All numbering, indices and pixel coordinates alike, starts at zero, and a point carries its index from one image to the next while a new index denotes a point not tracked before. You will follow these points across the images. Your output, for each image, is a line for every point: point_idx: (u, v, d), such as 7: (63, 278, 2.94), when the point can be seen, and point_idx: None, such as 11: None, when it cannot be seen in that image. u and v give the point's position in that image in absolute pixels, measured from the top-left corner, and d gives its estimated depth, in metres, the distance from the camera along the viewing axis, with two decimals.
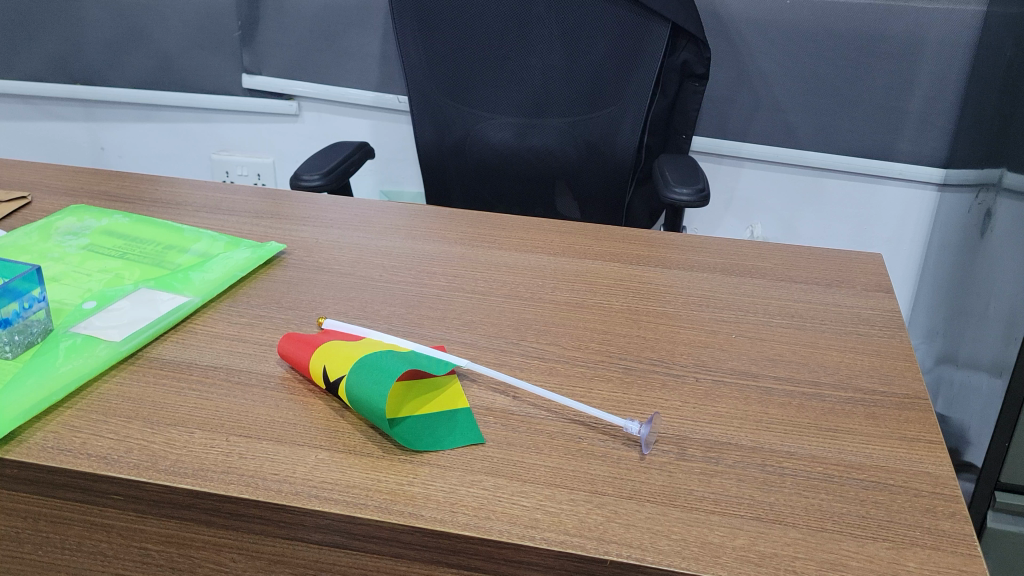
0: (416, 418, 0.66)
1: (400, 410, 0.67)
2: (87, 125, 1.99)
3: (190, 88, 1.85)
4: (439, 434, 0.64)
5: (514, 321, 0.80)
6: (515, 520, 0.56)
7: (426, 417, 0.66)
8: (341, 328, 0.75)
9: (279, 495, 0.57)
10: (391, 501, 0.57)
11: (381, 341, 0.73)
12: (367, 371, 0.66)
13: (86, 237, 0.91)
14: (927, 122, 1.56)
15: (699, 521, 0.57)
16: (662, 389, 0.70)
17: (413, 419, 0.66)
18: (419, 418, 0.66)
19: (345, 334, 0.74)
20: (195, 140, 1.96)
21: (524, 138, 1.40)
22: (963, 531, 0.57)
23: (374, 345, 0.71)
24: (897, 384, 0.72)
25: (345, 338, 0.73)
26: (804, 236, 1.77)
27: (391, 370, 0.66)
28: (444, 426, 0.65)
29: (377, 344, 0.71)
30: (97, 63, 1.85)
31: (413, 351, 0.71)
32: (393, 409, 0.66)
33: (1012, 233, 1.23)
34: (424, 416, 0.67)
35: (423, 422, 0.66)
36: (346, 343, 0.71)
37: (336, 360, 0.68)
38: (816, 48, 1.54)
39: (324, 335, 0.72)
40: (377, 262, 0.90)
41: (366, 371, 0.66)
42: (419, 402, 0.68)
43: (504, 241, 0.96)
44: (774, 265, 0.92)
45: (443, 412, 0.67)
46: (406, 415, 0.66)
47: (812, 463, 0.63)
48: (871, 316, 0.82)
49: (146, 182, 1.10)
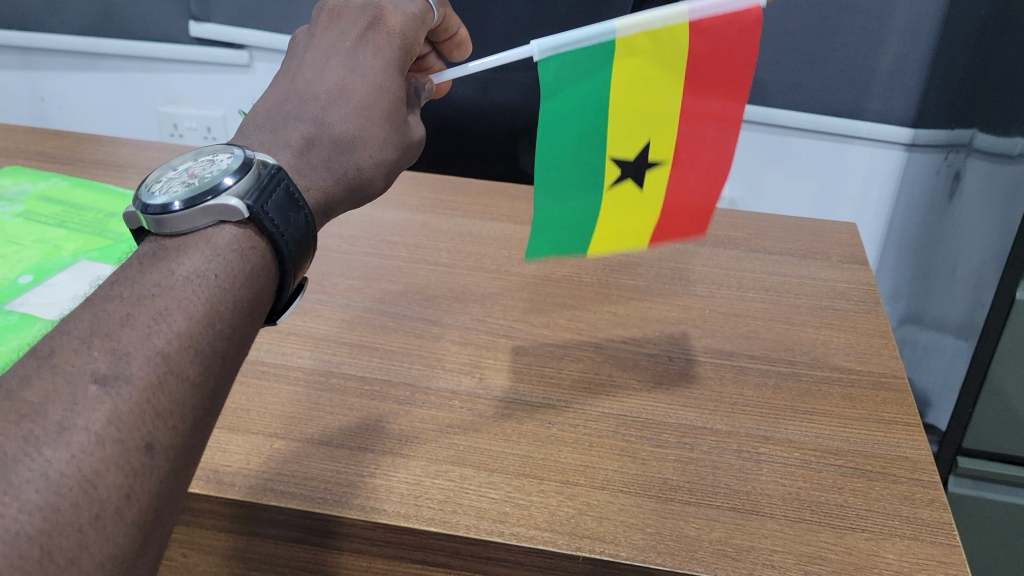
0: (589, 204, 0.64)
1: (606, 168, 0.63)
2: (26, 74, 1.92)
3: (133, 36, 1.76)
4: (560, 240, 0.65)
5: (479, 295, 0.78)
6: (483, 514, 0.53)
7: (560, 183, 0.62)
8: (735, 14, 0.59)
9: (233, 490, 0.54)
10: (351, 494, 0.54)
11: (654, 31, 0.58)
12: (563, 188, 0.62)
13: (21, 204, 0.85)
14: (895, 82, 1.53)
15: (674, 513, 0.54)
16: (635, 368, 0.69)
17: (590, 209, 0.64)
18: (585, 205, 0.64)
19: (722, 41, 0.59)
20: (142, 90, 1.87)
21: (487, 94, 1.28)
22: (942, 519, 0.55)
23: (653, 69, 0.60)
24: (874, 362, 0.70)
25: (711, 54, 0.60)
26: (769, 195, 1.76)
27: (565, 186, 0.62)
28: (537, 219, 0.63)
29: (651, 60, 0.59)
30: (36, 8, 1.77)
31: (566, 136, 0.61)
32: (635, 205, 0.65)
33: (980, 195, 1.21)
34: (583, 197, 0.63)
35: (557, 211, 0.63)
36: (698, 81, 0.60)
37: (700, 127, 0.62)
38: (787, 3, 1.49)
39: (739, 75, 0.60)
40: (334, 231, 0.87)
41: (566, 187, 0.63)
42: (579, 143, 0.61)
43: (468, 208, 0.93)
44: (747, 235, 0.90)
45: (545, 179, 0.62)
46: (598, 208, 0.64)
47: (788, 449, 0.61)
48: (847, 290, 0.81)
49: (87, 141, 1.04)
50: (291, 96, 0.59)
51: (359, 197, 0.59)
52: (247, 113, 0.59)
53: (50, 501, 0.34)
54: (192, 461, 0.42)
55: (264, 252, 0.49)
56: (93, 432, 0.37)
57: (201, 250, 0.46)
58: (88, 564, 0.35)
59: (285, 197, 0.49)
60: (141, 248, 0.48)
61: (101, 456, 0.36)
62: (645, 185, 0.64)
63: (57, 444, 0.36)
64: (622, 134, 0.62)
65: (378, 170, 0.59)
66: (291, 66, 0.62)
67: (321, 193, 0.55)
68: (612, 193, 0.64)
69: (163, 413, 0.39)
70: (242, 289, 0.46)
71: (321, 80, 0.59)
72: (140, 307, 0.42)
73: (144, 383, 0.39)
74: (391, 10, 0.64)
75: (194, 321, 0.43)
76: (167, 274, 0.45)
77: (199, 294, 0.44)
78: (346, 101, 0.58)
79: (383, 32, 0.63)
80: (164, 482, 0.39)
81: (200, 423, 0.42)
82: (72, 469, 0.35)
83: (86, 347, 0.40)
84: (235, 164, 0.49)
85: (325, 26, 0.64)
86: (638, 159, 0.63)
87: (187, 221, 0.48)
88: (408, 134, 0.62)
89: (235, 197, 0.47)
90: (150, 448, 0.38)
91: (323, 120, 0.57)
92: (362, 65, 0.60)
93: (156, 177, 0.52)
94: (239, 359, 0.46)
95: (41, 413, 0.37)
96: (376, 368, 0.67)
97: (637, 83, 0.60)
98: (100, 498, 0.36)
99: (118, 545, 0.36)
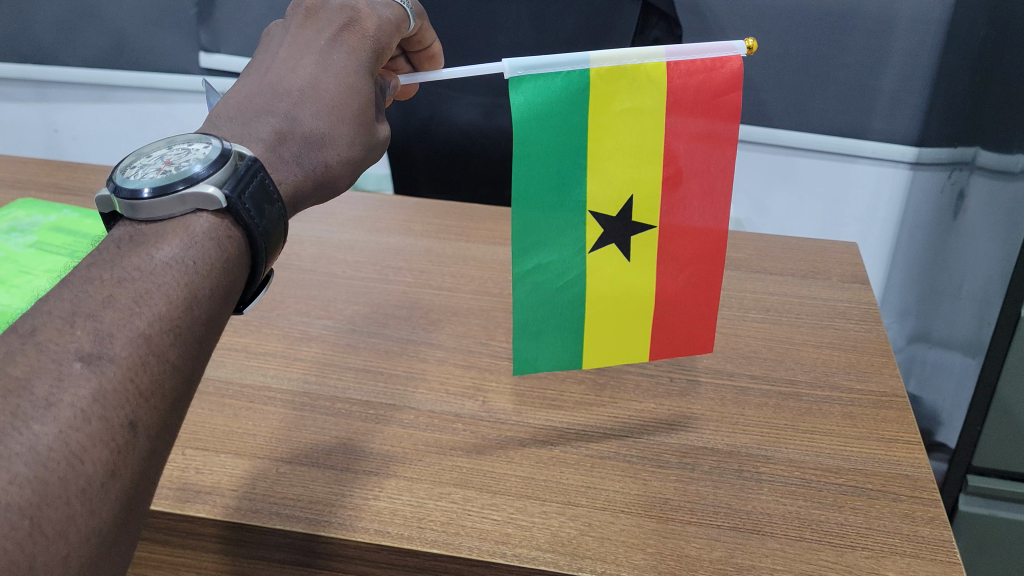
0: (574, 267, 0.60)
1: (587, 228, 0.59)
2: (40, 105, 1.96)
3: (144, 68, 1.80)
4: (548, 324, 0.61)
5: (483, 318, 0.79)
6: (485, 535, 0.54)
7: (541, 242, 0.58)
8: (714, 61, 0.56)
9: (239, 513, 0.55)
10: (355, 517, 0.55)
11: (627, 69, 0.56)
12: (546, 267, 0.59)
13: (33, 235, 0.87)
14: (899, 101, 1.54)
15: (675, 533, 0.55)
16: (636, 390, 0.70)
17: (575, 272, 0.60)
18: (570, 268, 0.60)
19: (704, 90, 0.56)
20: (153, 120, 1.90)
21: (492, 120, 1.30)
22: (942, 537, 0.55)
23: (628, 113, 0.56)
24: (874, 381, 0.71)
25: (692, 105, 0.56)
26: (775, 215, 1.76)
27: (548, 266, 0.59)
28: (522, 287, 0.59)
29: (626, 103, 0.56)
30: (50, 42, 1.81)
31: (539, 206, 0.58)
32: (623, 274, 0.61)
33: (984, 212, 1.21)
34: (566, 271, 0.60)
35: (542, 275, 0.59)
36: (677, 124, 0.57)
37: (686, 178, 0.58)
38: (789, 26, 1.51)
39: (724, 129, 0.57)
40: (339, 257, 0.89)
41: (548, 266, 0.59)
42: (551, 214, 0.58)
43: (472, 233, 0.94)
44: (749, 256, 0.91)
45: (526, 239, 0.58)
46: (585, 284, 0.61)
47: (789, 468, 0.61)
48: (848, 309, 0.81)
49: (98, 172, 1.06)
50: (264, 89, 0.60)
51: (324, 193, 0.60)
52: (219, 104, 0.60)
53: (38, 474, 0.35)
54: (167, 442, 0.42)
55: (241, 244, 0.49)
56: (78, 409, 0.38)
57: (179, 237, 0.47)
58: (74, 538, 0.36)
59: (261, 187, 0.50)
60: (112, 234, 0.48)
61: (88, 432, 0.37)
62: (633, 251, 0.60)
63: (44, 419, 0.37)
64: (602, 188, 0.58)
65: (344, 168, 0.60)
66: (265, 61, 0.64)
67: (293, 186, 0.56)
68: (598, 257, 0.60)
69: (146, 393, 0.40)
70: (220, 278, 0.47)
71: (294, 78, 0.61)
72: (122, 288, 0.43)
73: (128, 363, 0.40)
74: (368, 12, 0.66)
75: (173, 304, 0.43)
76: (146, 258, 0.45)
77: (179, 278, 0.44)
78: (315, 97, 0.60)
79: (358, 33, 0.65)
80: (145, 459, 0.40)
81: (176, 405, 0.43)
82: (59, 444, 0.36)
83: (69, 326, 0.40)
84: (210, 152, 0.49)
85: (303, 23, 0.66)
86: (622, 218, 0.59)
87: (164, 208, 0.48)
88: (373, 134, 0.63)
89: (212, 184, 0.47)
90: (133, 427, 0.39)
91: (292, 114, 0.58)
92: (334, 64, 0.62)
93: (129, 165, 0.52)
94: (214, 343, 0.47)
95: (27, 389, 0.37)
96: (380, 392, 0.68)
97: (615, 132, 0.57)
98: (86, 472, 0.37)
99: (102, 520, 0.37)
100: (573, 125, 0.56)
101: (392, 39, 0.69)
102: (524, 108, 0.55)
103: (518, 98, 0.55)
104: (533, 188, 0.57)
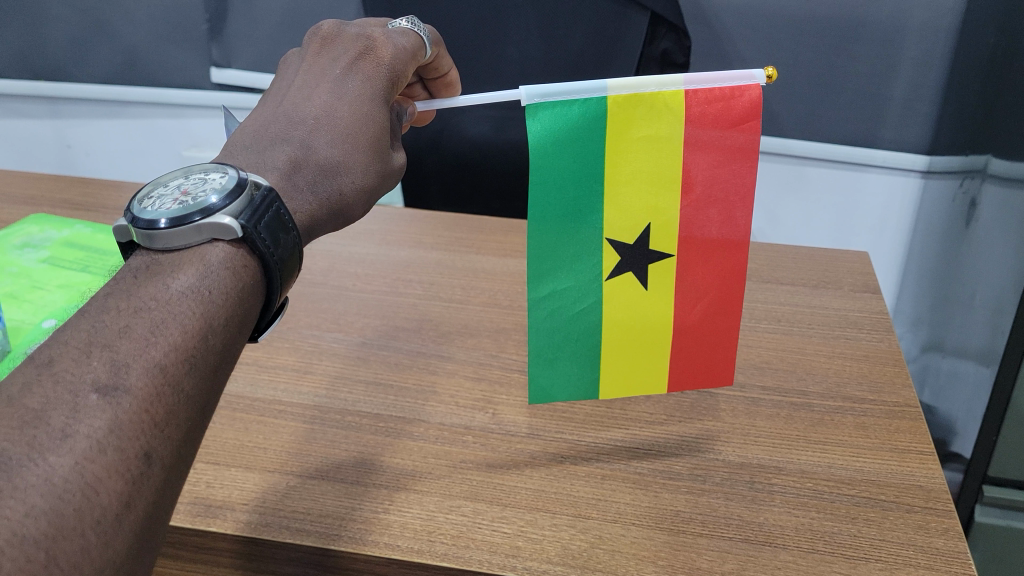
0: (591, 294, 0.60)
1: (604, 254, 0.59)
2: (53, 121, 1.98)
3: (155, 83, 1.81)
4: (564, 351, 0.61)
5: (493, 330, 0.79)
6: (496, 548, 0.54)
7: (558, 267, 0.58)
8: (733, 89, 0.56)
9: (250, 527, 0.55)
10: (366, 531, 0.55)
11: (645, 97, 0.56)
12: (562, 294, 0.59)
13: (46, 250, 0.88)
14: (910, 109, 1.53)
15: (686, 545, 0.54)
16: (646, 402, 0.69)
17: (592, 300, 0.60)
18: (587, 294, 0.60)
19: (723, 117, 0.56)
20: (166, 135, 1.91)
21: (502, 132, 1.30)
22: (957, 548, 0.54)
23: (646, 140, 0.56)
24: (887, 392, 0.70)
25: (711, 131, 0.57)
26: (787, 226, 1.75)
27: (565, 292, 0.59)
28: (537, 312, 0.59)
29: (644, 131, 0.56)
30: (63, 58, 1.83)
31: (557, 231, 0.57)
32: (640, 303, 0.60)
33: (997, 221, 1.20)
34: (582, 300, 0.60)
35: (558, 301, 0.59)
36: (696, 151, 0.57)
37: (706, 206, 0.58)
38: (798, 35, 1.50)
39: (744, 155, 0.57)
40: (350, 270, 0.89)
41: (565, 293, 0.59)
42: (568, 241, 0.58)
43: (482, 245, 0.95)
44: (760, 265, 0.91)
45: (542, 264, 0.58)
46: (602, 313, 0.60)
47: (801, 480, 0.61)
48: (859, 319, 0.81)
49: (109, 187, 1.07)
50: (279, 116, 0.61)
51: (340, 221, 0.60)
52: (236, 132, 0.60)
53: (53, 505, 0.35)
54: (182, 471, 0.42)
55: (256, 274, 0.49)
56: (94, 440, 0.38)
57: (194, 267, 0.47)
58: (89, 568, 0.36)
59: (277, 219, 0.50)
60: (129, 264, 0.48)
61: (103, 463, 0.37)
62: (649, 279, 0.60)
63: (60, 450, 0.37)
64: (620, 216, 0.58)
65: (359, 195, 0.60)
66: (283, 90, 0.64)
67: (309, 215, 0.56)
68: (615, 285, 0.60)
69: (161, 423, 0.40)
70: (235, 308, 0.47)
71: (309, 105, 0.61)
72: (138, 319, 0.43)
73: (143, 394, 0.40)
74: (383, 40, 0.67)
75: (190, 334, 0.44)
76: (162, 288, 0.45)
77: (194, 308, 0.45)
78: (330, 125, 0.60)
79: (373, 60, 0.65)
80: (159, 490, 0.40)
81: (191, 434, 0.43)
82: (75, 475, 0.37)
83: (85, 356, 0.41)
84: (228, 184, 0.50)
85: (319, 53, 0.66)
86: (639, 245, 0.59)
87: (181, 237, 0.48)
88: (390, 162, 0.64)
89: (233, 215, 0.48)
90: (148, 458, 0.39)
91: (307, 142, 0.59)
92: (348, 91, 0.62)
93: (147, 194, 0.52)
94: (229, 371, 0.47)
95: (43, 420, 0.38)
96: (391, 406, 0.68)
97: (633, 159, 0.57)
98: (101, 503, 0.37)
99: (117, 551, 0.37)
100: (590, 152, 0.56)
101: (408, 66, 0.69)
102: (543, 136, 0.55)
103: (535, 126, 0.55)
104: (552, 213, 0.57)
